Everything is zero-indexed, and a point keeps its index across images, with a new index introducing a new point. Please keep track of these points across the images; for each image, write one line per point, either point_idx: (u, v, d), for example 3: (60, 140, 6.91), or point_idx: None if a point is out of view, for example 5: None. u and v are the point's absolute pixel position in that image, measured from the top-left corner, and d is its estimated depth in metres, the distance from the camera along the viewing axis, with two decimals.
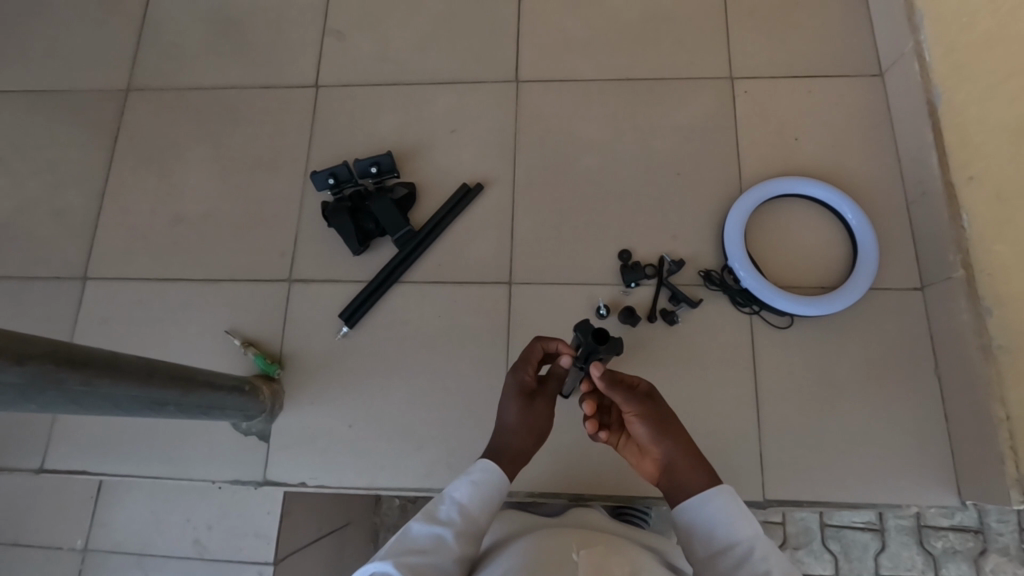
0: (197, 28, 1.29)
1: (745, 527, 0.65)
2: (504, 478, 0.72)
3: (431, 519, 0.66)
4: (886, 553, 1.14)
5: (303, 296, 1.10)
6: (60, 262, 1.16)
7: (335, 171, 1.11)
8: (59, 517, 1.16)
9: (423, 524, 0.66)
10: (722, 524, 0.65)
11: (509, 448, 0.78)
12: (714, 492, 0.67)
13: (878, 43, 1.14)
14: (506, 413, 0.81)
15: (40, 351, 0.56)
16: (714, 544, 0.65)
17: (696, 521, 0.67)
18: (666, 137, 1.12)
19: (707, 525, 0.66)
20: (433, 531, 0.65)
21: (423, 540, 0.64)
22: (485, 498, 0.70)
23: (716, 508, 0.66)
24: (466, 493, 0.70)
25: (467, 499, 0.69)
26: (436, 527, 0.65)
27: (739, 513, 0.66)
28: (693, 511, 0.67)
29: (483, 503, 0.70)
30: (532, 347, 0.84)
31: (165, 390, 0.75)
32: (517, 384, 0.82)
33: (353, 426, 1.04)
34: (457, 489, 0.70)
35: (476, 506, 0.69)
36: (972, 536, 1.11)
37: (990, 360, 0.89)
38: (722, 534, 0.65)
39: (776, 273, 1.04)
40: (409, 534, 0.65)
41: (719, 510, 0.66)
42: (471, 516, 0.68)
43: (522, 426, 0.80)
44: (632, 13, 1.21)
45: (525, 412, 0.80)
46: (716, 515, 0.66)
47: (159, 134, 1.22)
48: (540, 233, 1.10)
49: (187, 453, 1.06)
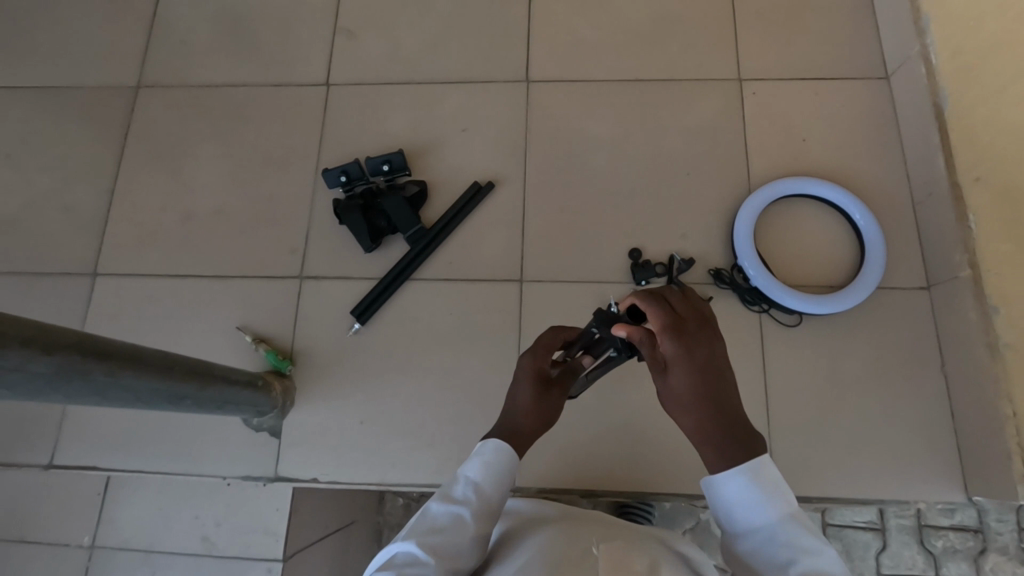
0: (206, 26, 1.29)
1: (769, 510, 0.57)
2: (513, 457, 0.68)
3: (447, 498, 0.65)
4: (887, 552, 1.15)
5: (313, 293, 1.11)
6: (68, 258, 1.16)
7: (347, 168, 1.12)
8: (65, 514, 1.16)
9: (439, 505, 0.64)
10: (742, 508, 0.58)
11: (520, 433, 0.72)
12: (736, 471, 0.58)
13: (884, 46, 1.16)
14: (518, 395, 0.74)
15: (66, 342, 0.56)
16: (732, 525, 0.58)
17: (714, 499, 0.60)
18: (675, 138, 1.14)
19: (725, 506, 0.59)
20: (450, 510, 0.63)
21: (440, 520, 0.62)
22: (499, 475, 0.67)
23: (740, 490, 0.58)
24: (479, 471, 0.67)
25: (482, 477, 0.66)
26: (453, 506, 0.63)
27: (768, 491, 0.57)
28: (714, 489, 0.59)
29: (498, 482, 0.66)
30: (546, 334, 0.79)
31: (184, 383, 0.76)
32: (533, 368, 0.76)
33: (364, 424, 1.04)
34: (471, 467, 0.67)
35: (491, 484, 0.66)
36: (972, 536, 1.12)
37: (997, 357, 0.91)
38: (740, 518, 0.58)
39: (784, 273, 1.05)
40: (427, 514, 0.63)
41: (736, 494, 0.58)
42: (486, 494, 0.65)
43: (533, 410, 0.73)
44: (639, 14, 1.22)
45: (540, 399, 0.74)
46: (738, 496, 0.58)
47: (168, 131, 1.22)
48: (550, 232, 1.10)
49: (197, 449, 1.06)
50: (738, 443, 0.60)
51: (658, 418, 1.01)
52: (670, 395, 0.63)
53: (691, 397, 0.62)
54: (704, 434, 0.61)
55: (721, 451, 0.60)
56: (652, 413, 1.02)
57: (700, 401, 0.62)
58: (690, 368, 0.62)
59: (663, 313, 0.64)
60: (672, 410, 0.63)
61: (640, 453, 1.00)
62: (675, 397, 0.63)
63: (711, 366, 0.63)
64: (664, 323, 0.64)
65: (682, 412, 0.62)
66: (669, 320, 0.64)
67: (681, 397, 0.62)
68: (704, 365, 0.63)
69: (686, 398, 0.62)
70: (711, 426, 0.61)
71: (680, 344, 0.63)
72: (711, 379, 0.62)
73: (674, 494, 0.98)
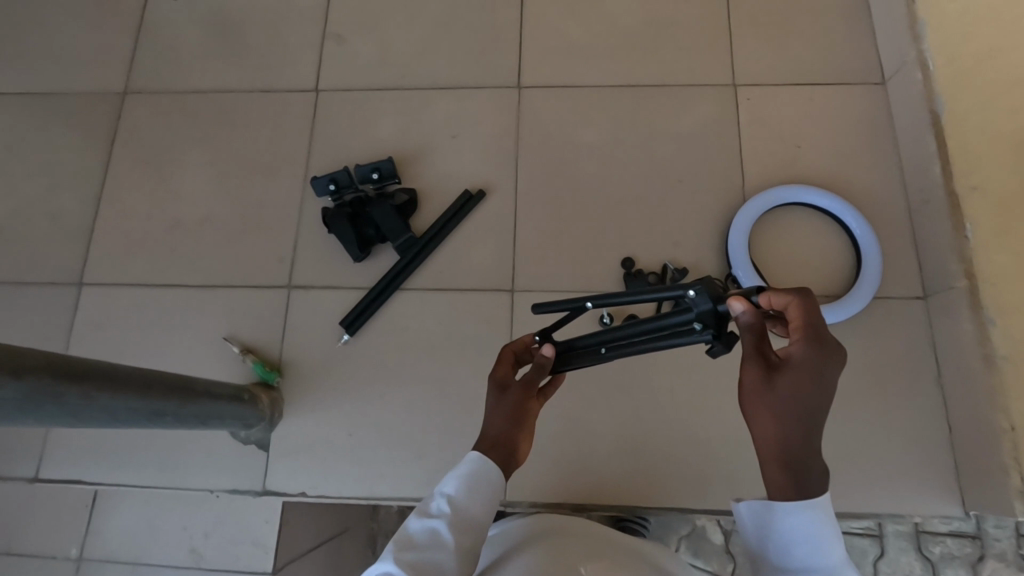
0: (194, 30, 1.27)
1: (833, 553, 0.54)
2: (493, 469, 0.65)
3: (424, 513, 0.62)
4: (885, 559, 1.10)
5: (302, 303, 1.09)
6: (54, 267, 1.15)
7: (335, 176, 1.11)
8: (52, 526, 1.14)
9: (415, 521, 0.62)
10: (805, 544, 0.55)
11: (486, 437, 0.69)
12: (807, 505, 0.55)
13: (880, 50, 1.14)
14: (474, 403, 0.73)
15: (35, 364, 0.55)
16: (790, 559, 0.55)
17: (773, 529, 0.57)
18: (669, 144, 1.12)
19: (784, 537, 0.56)
20: (428, 526, 0.61)
21: (416, 537, 0.60)
22: (476, 490, 0.64)
23: (806, 525, 0.55)
24: (455, 486, 0.64)
25: (457, 492, 0.64)
26: (430, 521, 0.61)
27: (832, 534, 0.55)
28: (777, 519, 0.56)
29: (476, 497, 0.64)
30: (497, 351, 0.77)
31: (164, 401, 0.74)
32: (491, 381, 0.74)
33: (353, 435, 1.03)
34: (446, 484, 0.64)
35: (468, 499, 0.63)
36: (970, 542, 1.06)
37: (993, 369, 0.89)
38: (802, 553, 0.55)
39: (780, 283, 1.04)
40: (403, 532, 0.61)
41: (802, 528, 0.55)
42: (465, 510, 0.63)
43: (495, 413, 0.70)
44: (633, 18, 1.21)
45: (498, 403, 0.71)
46: (803, 529, 0.55)
47: (156, 137, 1.21)
48: (542, 240, 1.09)
49: (184, 462, 1.04)
50: (815, 472, 0.56)
51: (651, 429, 1.00)
52: (769, 397, 0.57)
53: (792, 407, 0.57)
54: (786, 451, 0.57)
55: (796, 473, 0.56)
56: (645, 424, 1.00)
57: (800, 414, 0.56)
58: (809, 377, 0.57)
59: (808, 316, 0.59)
60: (758, 412, 0.58)
61: (633, 467, 0.99)
62: (774, 399, 0.57)
63: (830, 388, 0.57)
64: (804, 324, 0.59)
65: (774, 420, 0.57)
66: (810, 323, 0.59)
67: (778, 403, 0.57)
68: (823, 384, 0.57)
69: (786, 405, 0.57)
70: (800, 443, 0.56)
71: (813, 352, 0.57)
72: (822, 399, 0.57)
73: (666, 508, 0.97)
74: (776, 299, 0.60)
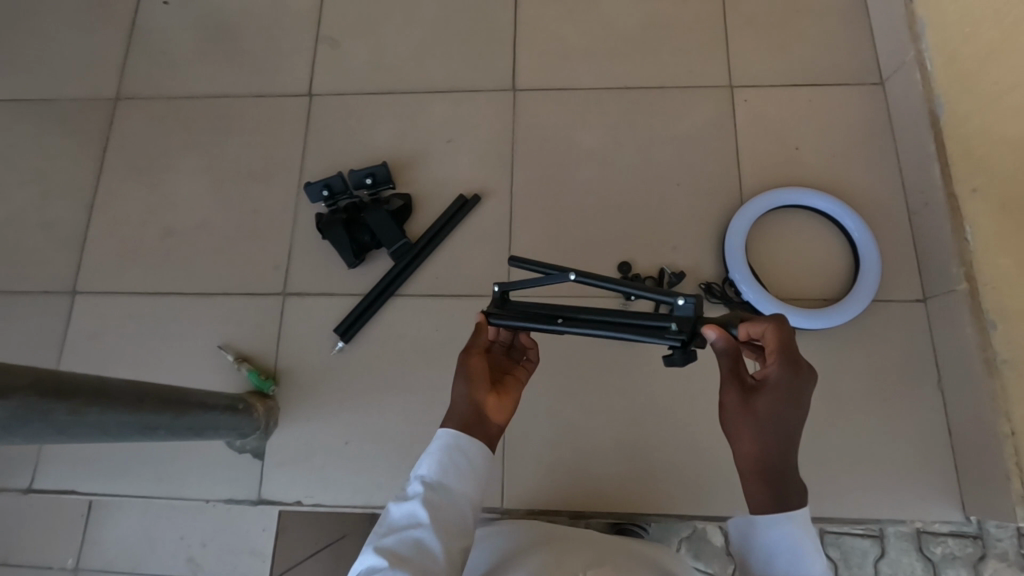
0: (187, 35, 1.26)
1: (815, 565, 0.53)
2: (462, 439, 0.64)
3: (402, 498, 0.63)
4: (886, 561, 0.96)
5: (297, 310, 1.08)
6: (48, 275, 1.14)
7: (329, 182, 1.09)
8: (48, 535, 1.14)
9: (394, 508, 0.62)
10: (787, 556, 0.54)
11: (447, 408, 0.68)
12: (786, 517, 0.54)
13: (879, 50, 1.13)
14: None
15: (23, 383, 0.54)
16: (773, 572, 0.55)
17: (756, 541, 0.56)
18: (666, 147, 1.11)
19: (766, 549, 0.55)
20: (405, 510, 0.61)
21: (396, 522, 0.61)
22: (450, 467, 0.63)
23: (787, 536, 0.54)
24: (429, 466, 0.64)
25: (432, 472, 0.63)
26: (407, 504, 0.61)
27: (814, 545, 0.54)
28: (759, 531, 0.56)
29: (450, 472, 0.63)
30: None
31: (156, 415, 0.73)
32: None
33: (350, 443, 1.02)
34: (421, 467, 0.64)
35: (442, 476, 0.63)
36: (971, 542, 0.94)
37: (994, 374, 0.88)
38: (784, 565, 0.54)
39: (779, 287, 1.03)
40: (385, 520, 0.62)
41: (784, 540, 0.54)
42: (442, 487, 0.62)
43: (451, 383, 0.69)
44: (629, 19, 1.20)
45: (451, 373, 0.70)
46: (785, 542, 0.54)
47: (149, 143, 1.20)
48: (538, 245, 1.08)
49: (180, 472, 1.04)
50: (795, 486, 0.56)
51: (650, 435, 0.99)
52: (746, 417, 0.57)
53: (769, 425, 0.57)
54: (765, 469, 0.56)
55: (775, 489, 0.56)
56: (644, 430, 1.00)
57: (778, 431, 0.56)
58: (784, 395, 0.57)
59: (783, 338, 0.59)
60: (738, 432, 0.58)
61: (632, 473, 0.98)
62: (752, 418, 0.57)
63: (805, 406, 0.58)
64: (780, 346, 0.59)
65: (753, 439, 0.57)
66: (786, 345, 0.59)
67: (755, 422, 0.57)
68: (798, 403, 0.57)
69: (764, 423, 0.57)
70: (779, 461, 0.56)
71: (787, 373, 0.58)
72: (798, 417, 0.57)
73: (667, 514, 0.96)
74: (754, 329, 0.61)
